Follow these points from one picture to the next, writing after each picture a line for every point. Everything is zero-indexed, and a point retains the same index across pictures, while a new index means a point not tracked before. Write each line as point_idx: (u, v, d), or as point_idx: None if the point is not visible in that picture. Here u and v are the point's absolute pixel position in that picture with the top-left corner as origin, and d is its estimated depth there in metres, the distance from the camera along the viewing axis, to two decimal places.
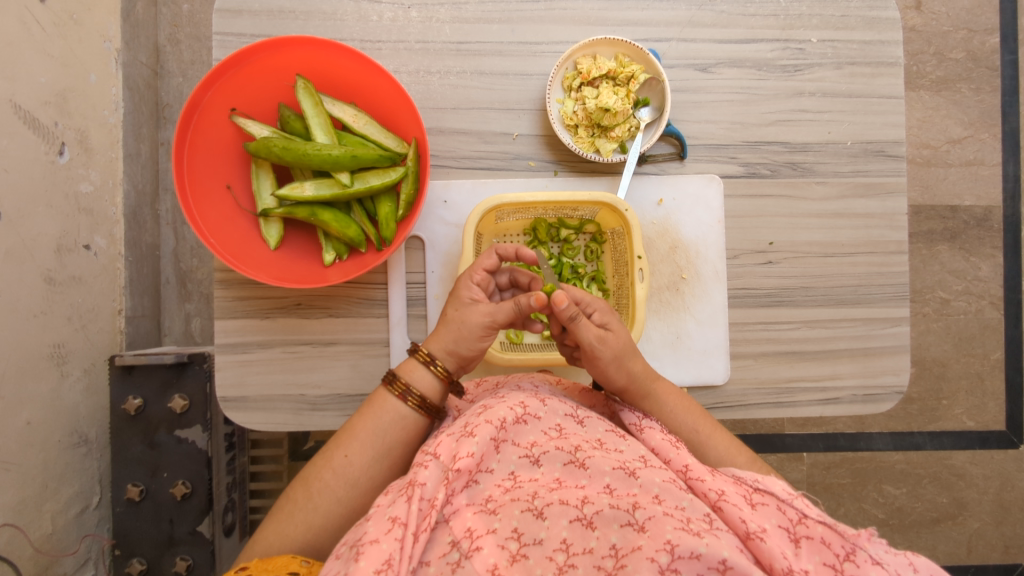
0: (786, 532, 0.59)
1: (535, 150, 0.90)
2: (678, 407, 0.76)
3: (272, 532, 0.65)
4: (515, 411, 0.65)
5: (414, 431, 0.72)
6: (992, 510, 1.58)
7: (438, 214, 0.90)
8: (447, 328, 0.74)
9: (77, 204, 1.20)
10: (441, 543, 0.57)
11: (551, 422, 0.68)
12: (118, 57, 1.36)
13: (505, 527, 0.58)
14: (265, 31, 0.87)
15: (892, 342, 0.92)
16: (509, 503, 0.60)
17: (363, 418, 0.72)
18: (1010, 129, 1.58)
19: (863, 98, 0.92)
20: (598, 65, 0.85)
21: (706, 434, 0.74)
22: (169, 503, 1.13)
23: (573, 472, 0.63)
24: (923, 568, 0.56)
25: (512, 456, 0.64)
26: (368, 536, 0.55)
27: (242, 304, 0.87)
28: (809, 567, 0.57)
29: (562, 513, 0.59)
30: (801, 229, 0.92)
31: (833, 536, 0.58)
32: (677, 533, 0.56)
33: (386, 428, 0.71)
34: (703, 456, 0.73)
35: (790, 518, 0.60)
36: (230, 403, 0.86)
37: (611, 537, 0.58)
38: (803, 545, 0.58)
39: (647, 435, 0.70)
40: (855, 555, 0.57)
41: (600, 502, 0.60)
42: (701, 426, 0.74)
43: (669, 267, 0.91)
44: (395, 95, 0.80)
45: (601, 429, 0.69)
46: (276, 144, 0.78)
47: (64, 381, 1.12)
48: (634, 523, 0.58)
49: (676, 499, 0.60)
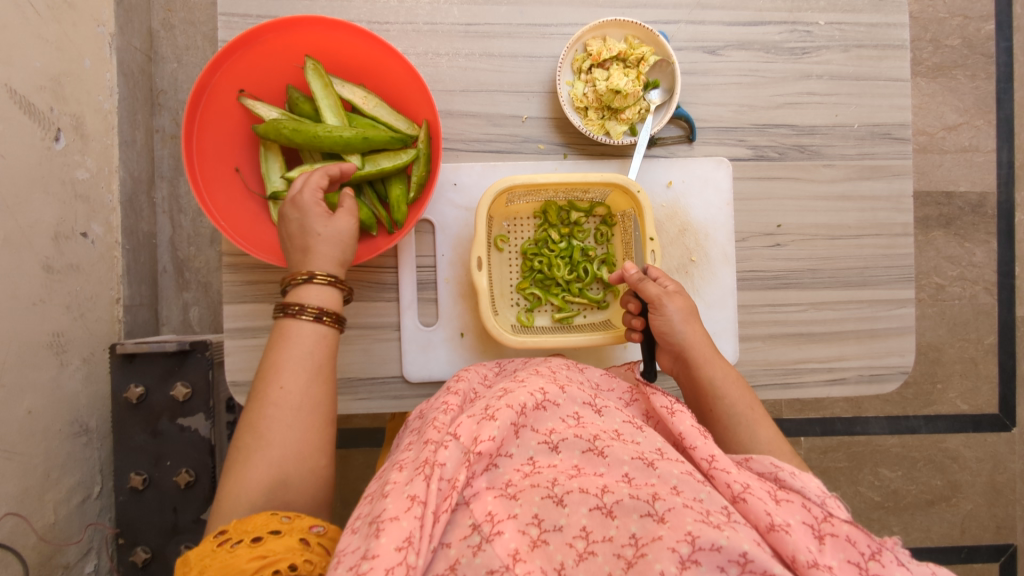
0: (811, 529, 0.60)
1: (544, 132, 0.90)
2: (735, 383, 0.77)
3: (237, 480, 0.63)
4: (535, 397, 0.67)
5: (330, 341, 0.71)
6: (985, 491, 1.61)
7: (447, 197, 0.89)
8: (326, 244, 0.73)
9: (74, 191, 1.18)
10: (462, 524, 0.58)
11: (569, 409, 0.69)
12: (112, 42, 1.34)
13: (526, 512, 0.59)
14: (271, 12, 0.85)
15: (898, 324, 0.93)
16: (529, 489, 0.60)
17: (283, 347, 0.69)
18: (1005, 116, 1.59)
19: (870, 81, 0.93)
20: (608, 46, 0.85)
21: (757, 417, 0.74)
22: (173, 491, 1.12)
23: (592, 460, 0.64)
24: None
25: (531, 442, 0.65)
26: (388, 512, 0.55)
27: (251, 288, 0.86)
28: (833, 564, 0.57)
29: (583, 501, 0.59)
30: (808, 212, 0.92)
31: (860, 536, 0.59)
32: (698, 524, 0.56)
33: (312, 347, 0.69)
34: (754, 435, 0.73)
35: (815, 515, 0.61)
36: (240, 387, 0.86)
37: (630, 526, 0.58)
38: (827, 541, 0.59)
39: (676, 418, 0.70)
40: (881, 556, 0.57)
41: (620, 491, 0.60)
42: (754, 409, 0.75)
43: (678, 249, 0.91)
44: (406, 76, 0.80)
45: (619, 420, 0.70)
46: (285, 126, 0.77)
47: (64, 370, 1.11)
48: (653, 513, 0.58)
49: (695, 491, 0.61)
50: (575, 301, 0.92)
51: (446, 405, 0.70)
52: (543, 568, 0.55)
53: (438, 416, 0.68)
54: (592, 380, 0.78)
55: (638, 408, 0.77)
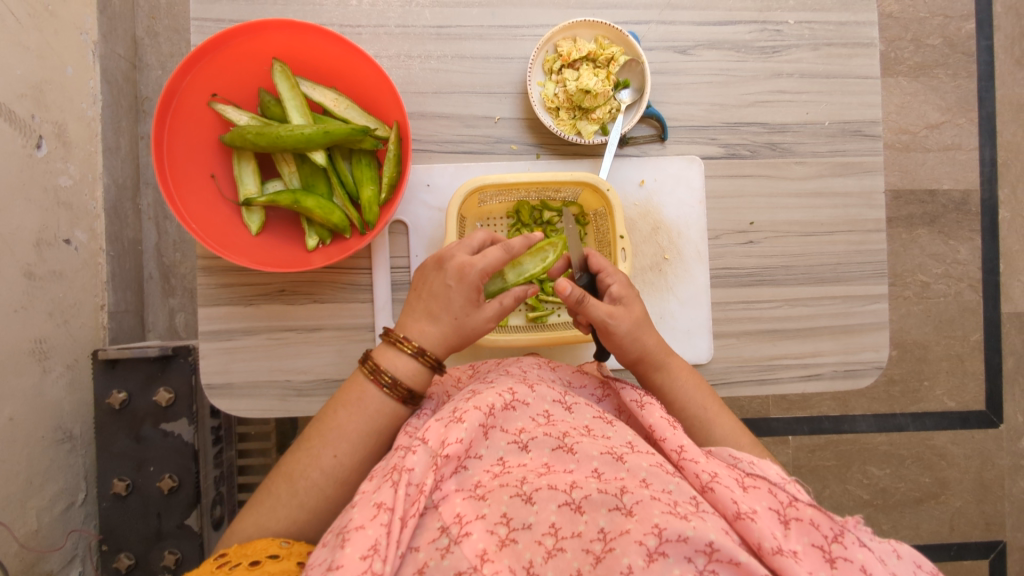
0: (777, 515, 0.60)
1: (517, 133, 0.91)
2: (688, 380, 0.78)
3: (256, 525, 0.66)
4: (503, 397, 0.67)
5: (396, 423, 0.72)
6: (973, 488, 1.61)
7: (421, 198, 0.90)
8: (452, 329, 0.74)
9: (57, 198, 1.19)
10: (431, 528, 0.59)
11: (539, 408, 0.69)
12: (95, 49, 1.35)
13: (494, 512, 0.59)
14: (243, 16, 0.86)
15: (872, 319, 0.93)
16: (497, 489, 0.61)
17: (352, 413, 0.70)
18: (987, 114, 1.60)
19: (840, 79, 0.93)
20: (578, 47, 0.86)
21: (713, 412, 0.76)
22: (156, 497, 1.12)
23: (561, 457, 0.64)
24: (906, 555, 0.58)
25: (500, 442, 0.65)
26: (354, 521, 0.56)
27: (226, 291, 0.86)
28: (798, 548, 0.58)
29: (551, 498, 0.60)
30: (781, 209, 0.93)
31: (822, 518, 0.59)
32: (664, 516, 0.57)
33: (377, 425, 0.71)
34: (709, 433, 0.74)
35: (781, 500, 0.61)
36: (214, 390, 0.86)
37: (599, 520, 0.59)
38: (792, 526, 0.59)
39: (647, 411, 0.71)
40: (844, 537, 0.58)
41: (588, 486, 0.61)
42: (708, 404, 0.76)
43: (652, 247, 0.92)
44: (376, 78, 0.80)
45: (589, 415, 0.69)
46: (250, 131, 0.78)
47: (46, 376, 1.11)
48: (622, 507, 0.59)
49: (663, 482, 0.61)
50: (550, 301, 0.93)
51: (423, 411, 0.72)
52: (512, 568, 0.56)
53: (411, 422, 0.69)
54: (564, 378, 0.79)
55: (610, 403, 0.78)
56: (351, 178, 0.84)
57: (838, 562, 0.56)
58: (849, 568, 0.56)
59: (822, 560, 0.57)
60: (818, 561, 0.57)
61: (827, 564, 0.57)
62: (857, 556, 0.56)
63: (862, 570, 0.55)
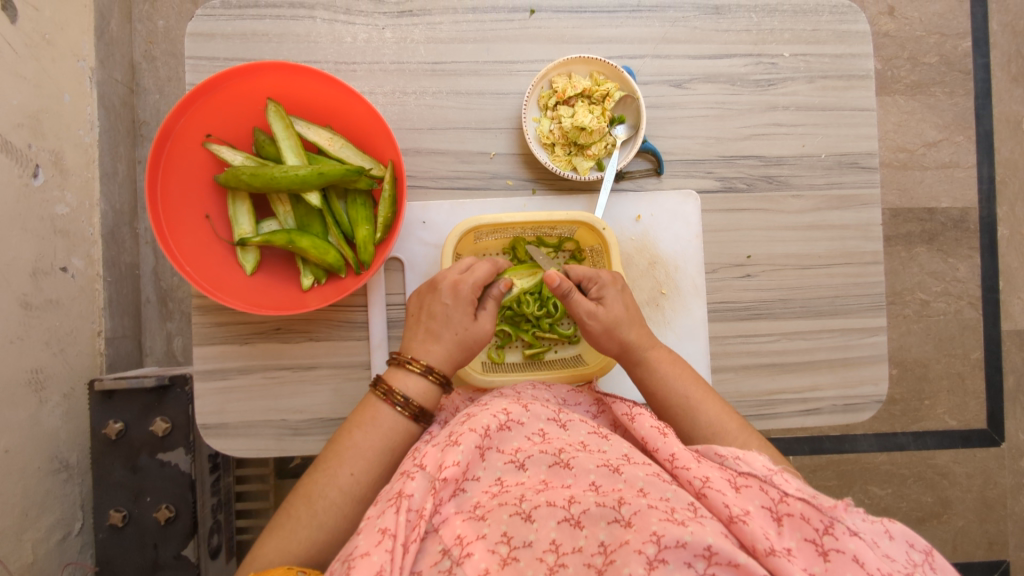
0: (769, 513, 0.60)
1: (512, 168, 0.90)
2: (671, 370, 0.77)
3: (276, 547, 0.65)
4: (498, 418, 0.67)
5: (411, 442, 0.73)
6: (976, 507, 1.60)
7: (416, 235, 0.89)
8: (455, 341, 0.75)
9: (53, 226, 1.19)
10: (432, 551, 0.59)
11: (534, 427, 0.68)
12: (93, 75, 1.35)
13: (494, 531, 0.59)
14: (238, 54, 0.87)
15: (870, 352, 0.93)
16: (496, 508, 0.61)
17: (367, 432, 0.71)
18: (984, 132, 1.60)
19: (836, 111, 0.93)
20: (573, 83, 0.86)
21: (698, 398, 0.75)
22: (153, 528, 1.11)
23: (559, 472, 0.65)
24: (898, 534, 0.58)
25: (497, 462, 0.65)
26: (359, 549, 0.56)
27: (222, 329, 0.86)
28: (791, 545, 0.58)
29: (550, 514, 0.60)
30: (778, 242, 0.93)
31: (812, 511, 0.58)
32: (662, 523, 0.57)
33: (392, 443, 0.71)
34: (694, 421, 0.74)
35: (772, 497, 0.60)
36: (209, 430, 0.86)
37: (598, 534, 0.59)
38: (785, 523, 0.59)
39: (637, 422, 0.71)
40: (834, 528, 0.57)
41: (586, 500, 0.61)
42: (692, 391, 0.75)
43: (648, 281, 0.91)
44: (369, 118, 0.80)
45: (585, 431, 0.69)
46: (244, 172, 0.78)
47: (43, 407, 1.11)
48: (620, 519, 0.59)
49: (661, 490, 0.61)
50: (547, 337, 0.92)
51: (429, 436, 0.70)
52: None
53: (418, 446, 0.67)
54: (558, 396, 0.78)
55: (606, 419, 0.78)
56: (346, 218, 0.84)
57: (830, 555, 0.56)
58: (841, 560, 0.55)
59: (815, 554, 0.57)
60: (811, 555, 0.57)
61: (820, 558, 0.56)
62: (849, 545, 0.56)
63: (854, 561, 0.55)
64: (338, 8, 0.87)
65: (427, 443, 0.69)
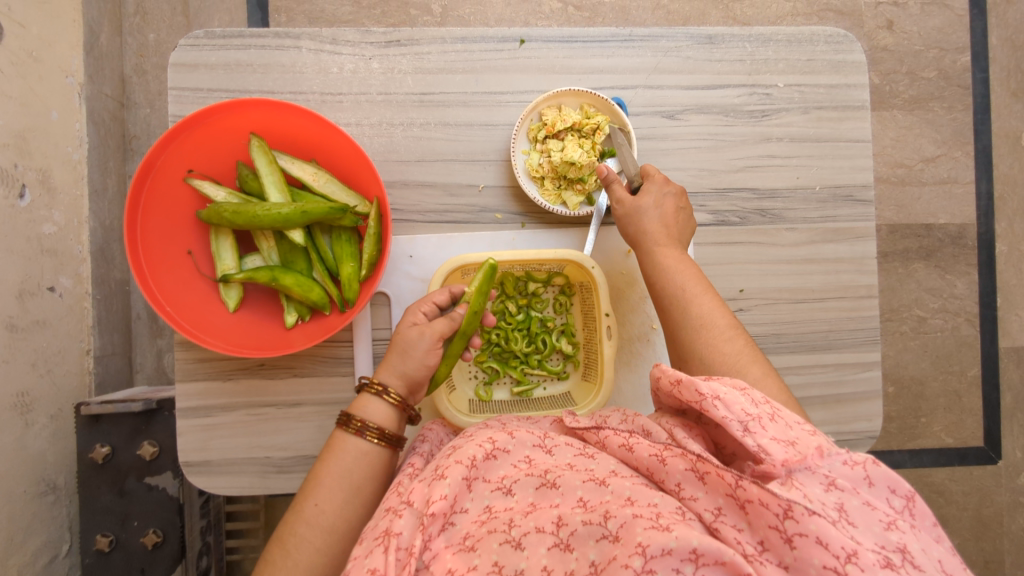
0: (734, 502, 0.55)
1: (501, 202, 0.89)
2: (675, 264, 0.76)
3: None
4: (483, 446, 0.66)
5: (377, 463, 0.70)
6: (971, 525, 1.59)
7: (403, 269, 0.87)
8: (394, 353, 0.74)
9: (41, 245, 1.17)
10: None
11: (520, 454, 0.68)
12: (82, 91, 1.33)
13: (485, 561, 0.56)
14: (222, 85, 0.85)
15: (864, 387, 0.92)
16: (486, 537, 0.59)
17: (326, 460, 0.69)
18: (983, 148, 1.59)
19: (831, 142, 0.92)
20: (563, 116, 0.84)
21: (695, 292, 0.73)
22: (140, 552, 1.10)
23: (546, 494, 0.63)
24: (879, 481, 0.53)
25: (484, 491, 0.64)
26: None
27: (204, 366, 0.84)
28: (764, 538, 0.52)
29: (540, 541, 0.57)
30: (771, 276, 0.91)
31: (768, 496, 0.51)
32: (647, 532, 0.53)
33: (353, 465, 0.69)
34: (685, 310, 0.72)
35: (730, 484, 0.54)
36: (192, 468, 0.84)
37: (588, 553, 0.56)
38: (750, 511, 0.53)
39: (608, 443, 0.67)
40: (793, 510, 0.50)
41: (573, 520, 0.58)
42: (691, 286, 0.74)
43: (640, 317, 0.90)
44: (355, 154, 0.78)
45: (570, 453, 0.68)
46: (226, 210, 0.77)
47: (29, 430, 1.09)
48: (608, 534, 0.56)
49: (647, 498, 0.59)
50: (535, 373, 0.91)
51: (411, 469, 0.69)
52: None
53: (402, 480, 0.66)
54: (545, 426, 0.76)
55: None
56: (331, 254, 0.82)
57: (794, 541, 0.49)
58: (806, 543, 0.49)
59: (782, 542, 0.51)
60: (779, 543, 0.51)
61: (787, 545, 0.50)
62: (810, 527, 0.49)
63: (819, 543, 0.48)
64: (324, 38, 0.85)
65: (412, 477, 0.68)
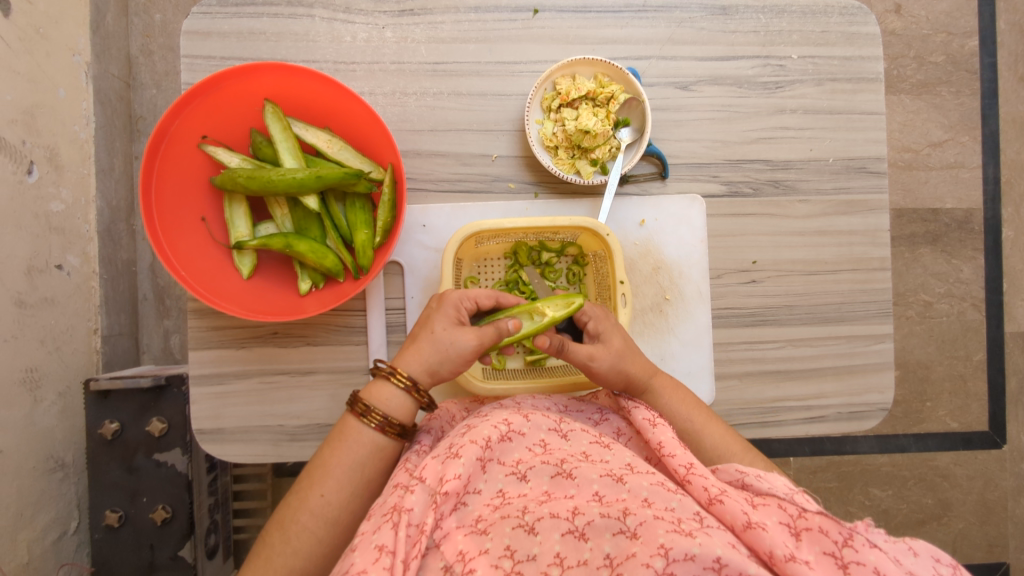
0: (787, 528, 0.59)
1: (514, 171, 0.89)
2: (675, 397, 0.77)
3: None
4: (499, 429, 0.66)
5: (385, 456, 0.71)
6: (976, 509, 1.59)
7: (416, 239, 0.88)
8: (429, 346, 0.73)
9: (48, 223, 1.17)
10: (434, 568, 0.57)
11: (535, 437, 0.68)
12: (88, 70, 1.33)
13: (497, 545, 0.58)
14: (234, 53, 0.85)
15: (876, 359, 0.92)
16: (500, 521, 0.59)
17: (335, 449, 0.70)
18: (990, 132, 1.59)
19: (845, 115, 0.92)
20: (576, 85, 0.84)
21: (703, 421, 0.76)
22: (149, 529, 1.10)
23: (561, 483, 0.64)
24: (923, 551, 0.57)
25: (498, 475, 0.64)
26: (356, 567, 0.54)
27: (217, 334, 0.84)
28: (810, 558, 0.56)
29: (555, 527, 0.59)
30: (785, 247, 0.91)
31: (831, 524, 0.57)
32: (670, 535, 0.56)
33: (361, 458, 0.70)
34: (699, 443, 0.75)
35: (791, 513, 0.60)
36: (206, 436, 0.84)
37: (604, 546, 0.58)
38: (803, 537, 0.58)
39: (659, 430, 0.70)
40: (854, 540, 0.56)
41: (590, 512, 0.60)
42: (695, 416, 0.76)
43: (652, 288, 0.90)
44: (369, 120, 0.78)
45: (586, 441, 0.69)
46: (241, 174, 0.76)
47: (37, 406, 1.09)
48: (625, 530, 0.58)
49: (665, 500, 0.61)
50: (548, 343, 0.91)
51: (421, 446, 0.71)
52: None
53: (410, 457, 0.68)
54: (559, 404, 0.78)
55: (607, 427, 0.78)
56: (345, 221, 0.82)
57: (852, 567, 0.54)
58: (863, 572, 0.54)
59: (835, 566, 0.55)
60: (830, 568, 0.55)
61: (840, 570, 0.55)
62: (869, 557, 0.55)
63: (876, 572, 0.54)
64: (337, 6, 0.85)
65: (420, 455, 0.70)
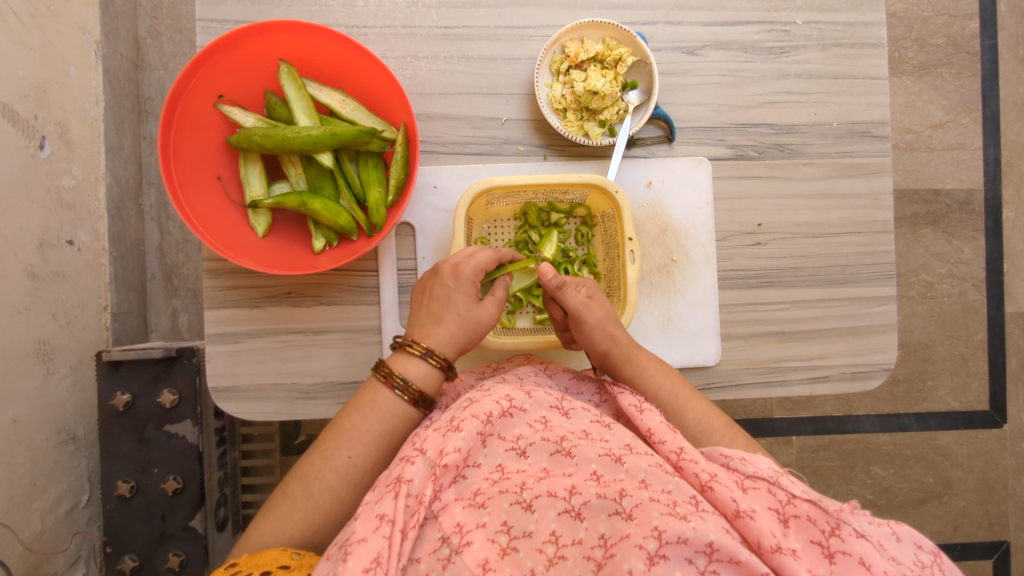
0: (775, 514, 0.60)
1: (523, 134, 0.90)
2: (658, 371, 0.78)
3: (270, 530, 0.65)
4: (501, 405, 0.66)
5: (412, 426, 0.73)
6: (977, 488, 1.60)
7: (427, 200, 0.89)
8: (456, 326, 0.76)
9: (59, 199, 1.15)
10: (431, 538, 0.59)
11: (537, 414, 0.69)
12: (97, 49, 1.31)
13: (495, 520, 0.59)
14: (248, 17, 0.86)
15: (880, 321, 0.93)
16: (497, 496, 0.61)
17: (365, 415, 0.71)
18: (991, 113, 1.60)
19: (849, 79, 0.93)
20: (585, 48, 0.85)
21: (685, 397, 0.76)
22: (160, 499, 1.06)
23: (560, 461, 0.64)
24: (905, 537, 0.58)
25: (498, 449, 0.65)
26: (356, 534, 0.56)
27: (232, 293, 0.86)
28: (797, 546, 0.58)
29: (551, 506, 0.60)
30: (789, 210, 0.93)
31: (818, 513, 0.58)
32: (664, 518, 0.57)
33: (390, 426, 0.71)
34: (681, 417, 0.75)
35: (780, 499, 0.61)
36: (221, 394, 0.86)
37: (599, 526, 0.59)
38: (791, 524, 0.59)
39: (646, 416, 0.71)
40: (840, 530, 0.57)
41: (587, 492, 0.61)
42: (678, 391, 0.77)
43: (659, 249, 0.92)
44: (383, 79, 0.80)
45: (587, 420, 0.69)
46: (256, 133, 0.78)
47: (51, 377, 1.07)
48: (621, 512, 0.59)
49: (662, 482, 0.62)
50: None
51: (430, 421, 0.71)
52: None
53: (420, 430, 0.68)
54: (561, 385, 0.80)
55: (609, 408, 0.79)
56: (358, 180, 0.84)
57: (836, 557, 0.56)
58: (848, 562, 0.55)
59: (821, 555, 0.57)
60: (816, 557, 0.57)
61: (825, 560, 0.56)
62: (855, 547, 0.55)
63: (861, 563, 0.55)
64: None
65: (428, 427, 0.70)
